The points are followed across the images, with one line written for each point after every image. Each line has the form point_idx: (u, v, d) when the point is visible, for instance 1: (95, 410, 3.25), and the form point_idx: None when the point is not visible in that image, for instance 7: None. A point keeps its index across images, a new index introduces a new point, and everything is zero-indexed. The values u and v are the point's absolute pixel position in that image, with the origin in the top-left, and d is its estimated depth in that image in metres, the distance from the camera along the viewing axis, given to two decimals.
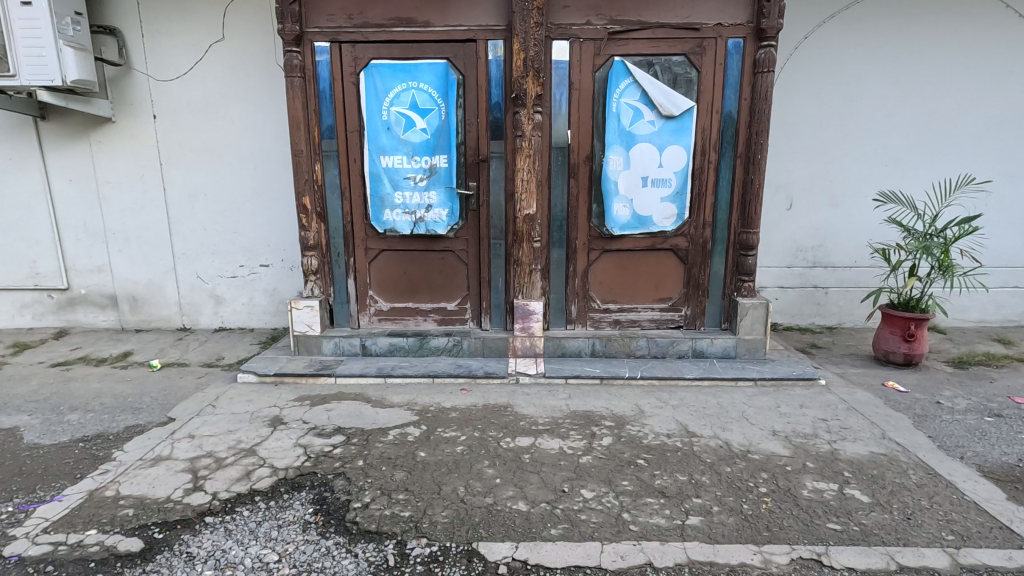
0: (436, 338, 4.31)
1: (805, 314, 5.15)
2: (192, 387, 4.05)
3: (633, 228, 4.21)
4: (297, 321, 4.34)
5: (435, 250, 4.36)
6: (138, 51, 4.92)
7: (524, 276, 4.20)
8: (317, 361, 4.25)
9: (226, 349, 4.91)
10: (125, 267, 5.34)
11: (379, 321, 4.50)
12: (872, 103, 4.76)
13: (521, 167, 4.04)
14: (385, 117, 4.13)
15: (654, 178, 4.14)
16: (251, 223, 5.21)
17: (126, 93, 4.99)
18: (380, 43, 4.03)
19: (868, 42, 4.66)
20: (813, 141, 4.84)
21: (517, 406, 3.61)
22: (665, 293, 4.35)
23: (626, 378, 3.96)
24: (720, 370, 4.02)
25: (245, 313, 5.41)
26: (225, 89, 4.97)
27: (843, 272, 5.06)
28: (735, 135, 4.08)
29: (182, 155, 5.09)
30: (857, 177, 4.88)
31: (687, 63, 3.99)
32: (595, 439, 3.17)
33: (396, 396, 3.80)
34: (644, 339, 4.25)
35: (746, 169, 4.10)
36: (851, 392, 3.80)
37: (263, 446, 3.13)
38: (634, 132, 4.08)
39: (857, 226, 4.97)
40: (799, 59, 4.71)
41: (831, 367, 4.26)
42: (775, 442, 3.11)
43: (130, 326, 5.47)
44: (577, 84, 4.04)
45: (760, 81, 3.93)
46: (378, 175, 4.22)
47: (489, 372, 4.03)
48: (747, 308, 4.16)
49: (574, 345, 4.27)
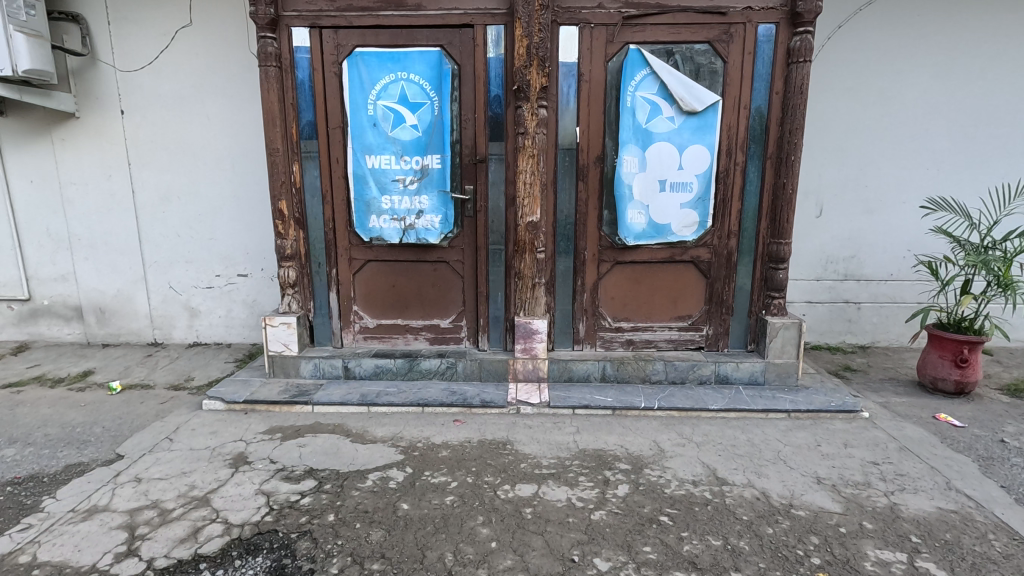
0: (427, 360, 3.83)
1: (835, 331, 4.68)
2: (151, 415, 3.59)
3: (649, 238, 3.75)
4: (272, 340, 3.87)
5: (427, 260, 3.91)
6: (104, 40, 4.49)
7: (526, 291, 3.73)
8: (293, 386, 3.78)
9: (196, 368, 4.44)
10: (92, 276, 4.89)
11: (364, 339, 4.05)
12: (914, 100, 4.29)
13: (523, 168, 3.57)
14: (371, 112, 3.67)
15: (673, 182, 3.68)
16: (228, 229, 4.76)
17: (91, 86, 4.55)
18: (366, 28, 3.59)
19: (910, 32, 4.20)
20: (847, 142, 4.38)
21: (518, 443, 3.14)
22: (684, 310, 3.89)
23: (642, 409, 3.47)
24: (748, 400, 3.53)
25: (222, 327, 4.96)
26: (199, 83, 4.53)
27: (878, 285, 4.59)
28: (766, 134, 3.61)
29: (152, 154, 4.65)
30: (896, 182, 4.41)
31: (711, 52, 3.54)
32: (609, 488, 2.70)
33: (380, 428, 3.33)
34: (661, 362, 3.77)
35: (777, 172, 3.63)
36: (900, 427, 3.32)
37: (219, 495, 2.67)
38: (651, 130, 3.62)
39: (896, 235, 4.49)
40: (832, 51, 4.25)
41: (872, 396, 3.77)
42: (822, 493, 2.63)
43: (97, 341, 5.01)
44: (587, 75, 3.58)
45: (794, 72, 3.45)
46: (363, 177, 3.76)
47: (486, 401, 3.54)
48: (777, 329, 3.69)
49: (582, 369, 3.79)
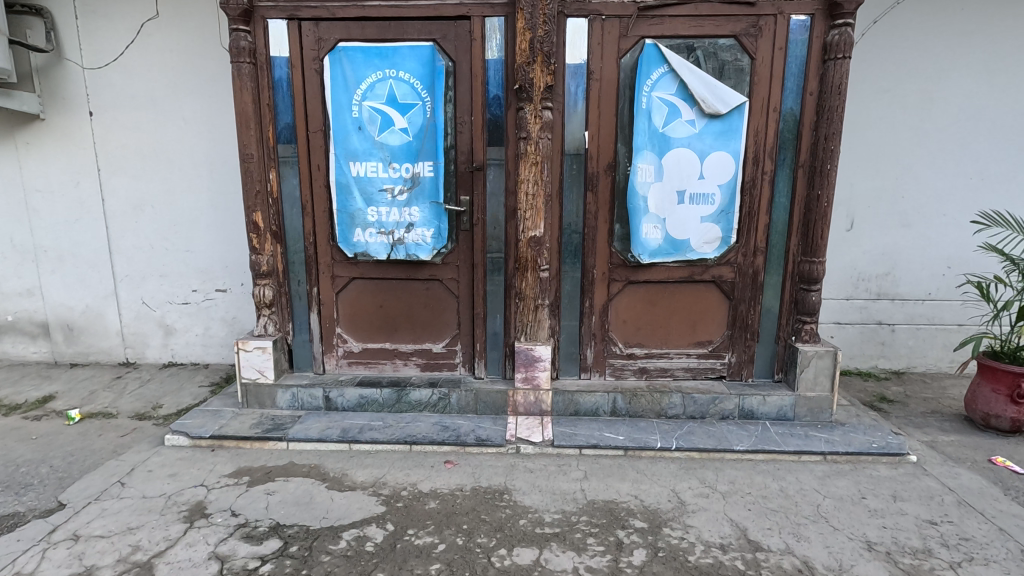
0: (417, 391, 3.44)
1: (866, 356, 4.27)
2: (106, 452, 3.20)
3: (666, 255, 3.35)
4: (246, 366, 3.49)
5: (418, 278, 3.52)
6: (70, 35, 4.14)
7: (528, 313, 3.34)
8: (268, 419, 3.39)
9: (167, 393, 4.06)
10: (59, 290, 4.53)
11: (348, 365, 3.66)
12: (957, 103, 3.89)
13: (525, 177, 3.19)
14: (355, 114, 3.30)
15: (694, 194, 3.29)
16: (206, 240, 4.39)
17: (57, 85, 4.20)
18: (351, 20, 3.21)
19: (953, 29, 3.81)
20: (883, 148, 3.97)
21: (516, 493, 2.74)
22: (703, 335, 3.49)
23: (658, 450, 3.07)
24: (777, 440, 3.12)
25: (199, 346, 4.58)
26: (174, 81, 4.16)
27: (914, 306, 4.18)
28: (797, 140, 3.22)
29: (123, 159, 4.29)
30: (935, 193, 4.01)
31: (737, 48, 3.16)
32: (623, 554, 2.30)
33: (361, 472, 2.94)
34: (679, 394, 3.36)
35: (810, 183, 3.24)
36: (955, 475, 2.90)
37: (165, 560, 2.28)
38: (669, 135, 3.23)
39: (935, 250, 4.08)
40: (868, 48, 3.86)
41: (915, 433, 3.35)
42: (875, 565, 2.23)
43: (65, 360, 4.64)
44: (597, 73, 3.20)
45: (831, 71, 3.06)
46: (347, 187, 3.38)
47: (482, 439, 3.14)
48: (810, 358, 3.28)
49: (590, 401, 3.39)
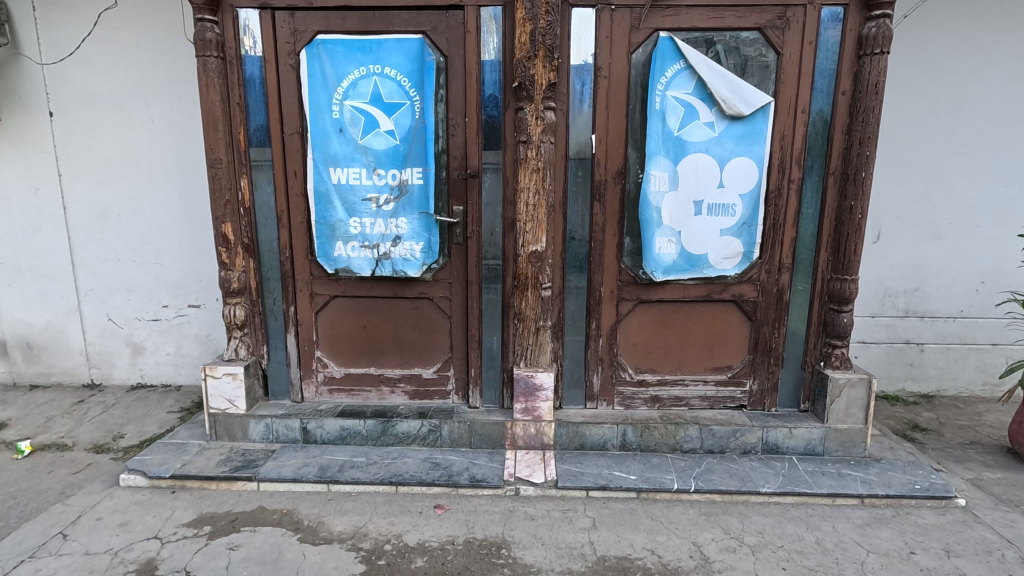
0: (404, 422, 3.09)
1: (893, 378, 3.95)
2: (53, 494, 2.83)
3: (681, 271, 3.02)
4: (214, 395, 3.13)
5: (406, 297, 3.18)
6: (27, 28, 3.79)
7: (528, 336, 3.00)
8: (238, 454, 3.03)
9: (132, 420, 3.69)
10: (17, 306, 4.16)
11: (328, 393, 3.31)
12: (992, 105, 3.58)
13: (525, 186, 2.85)
14: (336, 115, 2.96)
15: (713, 204, 2.95)
16: (177, 252, 4.04)
17: (14, 84, 3.86)
18: (330, 10, 2.88)
19: (989, 27, 3.50)
20: (911, 153, 3.66)
21: (516, 547, 2.39)
22: (721, 360, 3.16)
23: (676, 493, 2.72)
24: (809, 480, 2.78)
25: (170, 366, 4.21)
26: (141, 79, 3.82)
27: (945, 324, 3.85)
28: (828, 145, 2.90)
29: (87, 165, 3.94)
30: (968, 202, 3.69)
31: (761, 42, 2.83)
32: None
33: (339, 519, 2.58)
34: (696, 427, 3.02)
35: (842, 192, 2.91)
36: (1011, 522, 2.56)
37: None
38: (685, 139, 2.90)
39: (967, 264, 3.76)
40: (897, 44, 3.55)
41: (958, 470, 3.02)
42: None
43: (24, 381, 4.27)
44: (605, 70, 2.87)
45: (867, 67, 2.73)
46: (327, 196, 3.04)
47: (477, 480, 2.79)
48: (841, 387, 2.95)
49: (598, 434, 3.05)
